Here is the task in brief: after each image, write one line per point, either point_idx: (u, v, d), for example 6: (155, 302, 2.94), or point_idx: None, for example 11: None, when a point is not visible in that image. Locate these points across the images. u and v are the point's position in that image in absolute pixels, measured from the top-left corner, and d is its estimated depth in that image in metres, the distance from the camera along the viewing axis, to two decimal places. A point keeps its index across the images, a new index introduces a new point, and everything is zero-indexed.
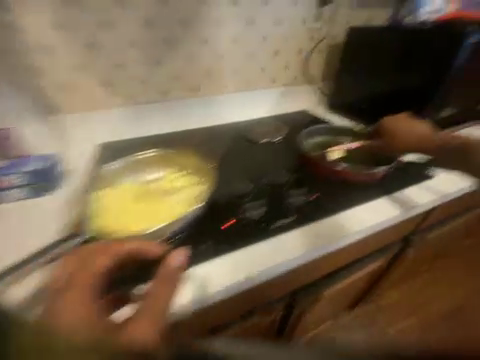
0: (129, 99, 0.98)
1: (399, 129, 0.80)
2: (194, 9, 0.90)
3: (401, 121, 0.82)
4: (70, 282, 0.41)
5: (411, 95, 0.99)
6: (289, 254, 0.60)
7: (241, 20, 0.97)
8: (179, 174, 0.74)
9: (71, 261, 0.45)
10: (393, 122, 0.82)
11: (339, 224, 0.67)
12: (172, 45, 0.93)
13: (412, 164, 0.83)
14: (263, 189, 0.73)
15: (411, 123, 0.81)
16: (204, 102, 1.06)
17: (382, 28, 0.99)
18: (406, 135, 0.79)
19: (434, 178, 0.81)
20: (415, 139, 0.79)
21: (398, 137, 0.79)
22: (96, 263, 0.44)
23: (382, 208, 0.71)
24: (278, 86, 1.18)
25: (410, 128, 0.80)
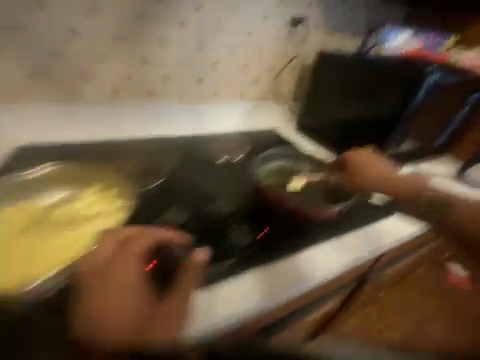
0: (65, 95, 0.81)
1: (361, 166, 0.74)
2: (151, 9, 0.80)
3: (363, 158, 0.75)
4: (108, 264, 0.40)
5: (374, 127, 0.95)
6: (249, 298, 0.53)
7: (205, 27, 0.90)
8: (97, 195, 0.64)
9: (106, 239, 0.44)
10: (355, 158, 0.75)
11: (288, 273, 0.58)
12: (123, 42, 0.81)
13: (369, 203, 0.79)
14: (203, 223, 0.63)
15: (373, 161, 0.75)
16: (160, 109, 0.96)
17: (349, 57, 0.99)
18: (367, 174, 0.73)
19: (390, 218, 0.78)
20: (376, 180, 0.73)
21: (359, 175, 0.73)
22: (136, 245, 0.43)
23: (333, 252, 0.65)
24: (246, 101, 1.12)
25: (372, 167, 0.74)
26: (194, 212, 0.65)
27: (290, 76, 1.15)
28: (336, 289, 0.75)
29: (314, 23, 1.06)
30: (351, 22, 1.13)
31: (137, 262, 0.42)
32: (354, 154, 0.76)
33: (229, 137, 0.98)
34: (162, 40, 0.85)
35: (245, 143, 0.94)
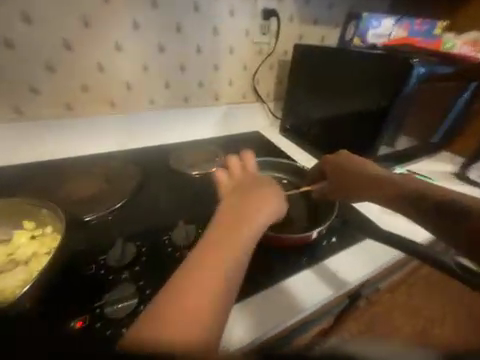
0: (16, 114, 0.73)
1: (341, 171, 0.60)
2: (99, 9, 0.70)
3: (342, 162, 0.61)
4: (239, 192, 0.49)
5: (361, 122, 0.78)
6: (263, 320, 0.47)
7: (166, 25, 0.79)
8: (35, 232, 0.48)
9: (234, 169, 0.57)
10: (332, 163, 0.62)
11: (274, 305, 0.49)
12: (73, 49, 0.72)
13: (357, 213, 0.68)
14: (156, 255, 0.50)
15: (356, 162, 0.60)
16: (126, 120, 0.87)
17: (322, 47, 0.84)
18: (348, 179, 0.59)
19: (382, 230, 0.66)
20: (358, 184, 0.57)
21: (339, 181, 0.60)
22: (248, 183, 0.51)
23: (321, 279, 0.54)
24: (222, 104, 1.03)
25: (353, 169, 0.59)
26: (149, 242, 0.53)
27: (268, 74, 1.06)
28: (325, 314, 0.66)
29: (289, 14, 0.96)
30: (333, 10, 1.03)
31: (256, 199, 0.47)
32: (331, 158, 0.63)
33: (203, 146, 0.92)
34: (116, 45, 0.76)
35: (219, 153, 0.87)
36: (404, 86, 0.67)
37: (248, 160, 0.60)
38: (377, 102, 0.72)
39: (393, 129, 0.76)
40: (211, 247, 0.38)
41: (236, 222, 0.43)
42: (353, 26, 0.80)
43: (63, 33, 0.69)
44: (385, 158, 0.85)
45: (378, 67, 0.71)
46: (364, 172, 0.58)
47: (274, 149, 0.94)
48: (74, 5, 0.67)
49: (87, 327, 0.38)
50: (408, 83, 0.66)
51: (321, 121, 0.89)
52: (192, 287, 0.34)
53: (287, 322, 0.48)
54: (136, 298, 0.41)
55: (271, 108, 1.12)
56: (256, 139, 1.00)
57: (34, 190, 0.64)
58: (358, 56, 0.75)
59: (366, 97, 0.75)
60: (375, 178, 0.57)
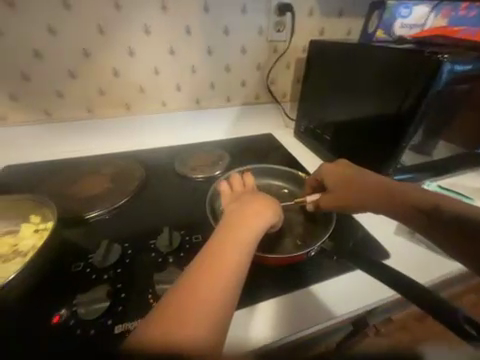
0: (45, 116, 0.80)
1: (344, 182, 0.57)
2: (113, 17, 0.73)
3: (345, 172, 0.58)
4: (240, 202, 0.50)
5: (379, 127, 0.68)
6: (281, 324, 0.45)
7: (176, 28, 0.80)
8: (37, 227, 0.53)
9: (235, 182, 0.58)
10: (332, 172, 0.59)
11: (298, 311, 0.47)
12: (91, 56, 0.76)
13: (364, 234, 0.60)
14: (139, 259, 0.51)
15: (359, 173, 0.57)
16: (140, 122, 0.90)
17: (336, 42, 0.76)
18: (352, 190, 0.55)
19: (390, 257, 0.56)
20: (365, 196, 0.54)
21: (343, 192, 0.56)
22: (248, 195, 0.52)
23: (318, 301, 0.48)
24: (235, 105, 0.99)
25: (356, 179, 0.56)
26: (136, 245, 0.54)
27: (284, 73, 0.99)
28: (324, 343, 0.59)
29: (309, 6, 0.89)
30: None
31: (253, 209, 0.47)
32: (331, 167, 0.60)
33: (211, 148, 0.91)
34: (129, 50, 0.79)
35: (225, 156, 0.85)
36: (437, 82, 0.54)
37: (248, 176, 0.61)
38: (399, 103, 0.62)
39: (420, 134, 0.65)
40: (212, 255, 0.39)
41: (233, 230, 0.43)
42: (375, 17, 0.70)
43: (82, 41, 0.74)
44: (413, 169, 0.72)
45: (396, 62, 0.61)
46: (372, 184, 0.54)
47: (283, 154, 0.88)
48: (91, 14, 0.71)
49: (62, 323, 0.41)
50: (442, 77, 0.54)
51: (336, 125, 0.80)
52: (195, 292, 0.36)
53: (307, 331, 0.45)
54: (109, 301, 0.43)
55: (287, 109, 1.06)
56: (268, 142, 0.95)
57: (51, 187, 0.70)
58: (376, 52, 0.65)
59: (385, 100, 0.65)
60: (387, 190, 0.53)
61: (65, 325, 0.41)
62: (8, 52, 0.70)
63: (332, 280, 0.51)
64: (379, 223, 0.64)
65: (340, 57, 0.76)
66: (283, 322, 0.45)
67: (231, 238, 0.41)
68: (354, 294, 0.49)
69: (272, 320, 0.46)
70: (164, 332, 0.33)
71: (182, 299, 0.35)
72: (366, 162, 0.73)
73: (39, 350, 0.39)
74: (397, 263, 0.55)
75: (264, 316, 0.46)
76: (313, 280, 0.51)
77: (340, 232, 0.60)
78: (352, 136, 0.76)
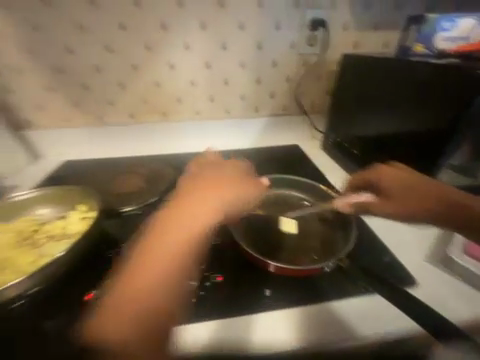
0: (97, 120, 0.93)
1: (401, 188, 0.56)
2: (160, 37, 0.83)
3: (401, 177, 0.57)
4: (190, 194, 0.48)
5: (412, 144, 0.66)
6: (303, 335, 0.45)
7: (213, 45, 0.87)
8: (83, 215, 0.62)
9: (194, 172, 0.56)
10: (388, 176, 0.57)
11: (321, 325, 0.46)
12: (139, 70, 0.87)
13: (388, 258, 0.57)
14: None
15: (415, 180, 0.56)
16: (174, 129, 0.98)
17: (371, 56, 0.75)
18: (408, 198, 0.55)
19: (416, 287, 0.52)
20: (422, 203, 0.55)
21: (398, 199, 0.56)
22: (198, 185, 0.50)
23: (328, 321, 0.47)
24: (263, 116, 1.02)
25: (414, 186, 0.56)
26: None
27: (314, 86, 1.00)
28: None
29: (343, 21, 0.89)
30: (399, 12, 0.90)
31: (203, 202, 0.46)
32: (387, 171, 0.58)
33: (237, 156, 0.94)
34: (170, 64, 0.88)
35: None
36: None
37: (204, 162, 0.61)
38: (436, 120, 0.61)
39: (462, 154, 0.61)
40: (154, 251, 0.39)
41: (179, 224, 0.42)
42: (412, 31, 0.66)
43: (133, 58, 0.85)
44: None
45: (435, 81, 0.61)
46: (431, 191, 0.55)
47: (307, 166, 0.88)
48: (142, 35, 0.82)
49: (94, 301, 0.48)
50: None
51: (364, 141, 0.78)
52: (133, 287, 0.36)
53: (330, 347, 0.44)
54: None
55: (315, 121, 1.05)
56: (293, 153, 0.95)
57: (95, 182, 0.80)
58: (411, 67, 0.65)
59: (421, 115, 0.64)
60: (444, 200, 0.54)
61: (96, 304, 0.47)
62: (75, 67, 0.83)
63: (356, 299, 0.50)
64: (406, 248, 0.60)
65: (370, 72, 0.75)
66: (304, 334, 0.45)
67: (175, 232, 0.41)
68: (369, 319, 0.47)
69: (294, 329, 0.46)
70: (102, 332, 0.33)
71: (120, 295, 0.35)
72: None
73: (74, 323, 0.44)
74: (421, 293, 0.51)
75: (284, 324, 0.46)
76: (327, 297, 0.50)
77: (361, 251, 0.58)
78: (382, 152, 0.74)
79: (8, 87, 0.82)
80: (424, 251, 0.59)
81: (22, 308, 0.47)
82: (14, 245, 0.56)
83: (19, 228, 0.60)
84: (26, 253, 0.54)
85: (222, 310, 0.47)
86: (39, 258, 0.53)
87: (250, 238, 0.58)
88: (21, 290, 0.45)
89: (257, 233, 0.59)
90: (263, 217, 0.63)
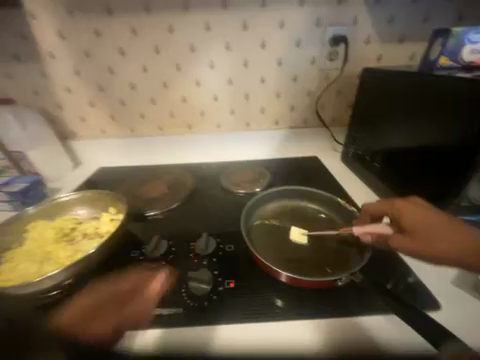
0: (130, 132, 1.03)
1: (425, 226, 0.49)
2: (187, 57, 0.91)
3: (425, 214, 0.50)
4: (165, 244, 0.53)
5: (433, 160, 0.63)
6: (310, 346, 0.44)
7: (236, 63, 0.93)
8: (113, 216, 0.69)
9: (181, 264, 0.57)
10: (408, 211, 0.51)
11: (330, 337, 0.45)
12: (168, 87, 0.96)
13: (407, 276, 0.54)
14: (179, 257, 0.59)
15: (440, 220, 0.49)
16: (197, 140, 1.04)
17: (391, 70, 0.74)
18: (433, 237, 0.48)
19: (440, 309, 0.48)
20: (449, 246, 0.46)
21: (421, 237, 0.48)
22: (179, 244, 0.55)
23: (340, 339, 0.45)
24: (282, 128, 1.05)
25: (439, 226, 0.48)
26: (180, 243, 0.64)
27: (334, 98, 1.00)
28: None
29: (366, 35, 0.90)
30: (426, 23, 0.88)
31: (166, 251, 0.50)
32: (404, 205, 0.53)
33: (255, 166, 0.97)
34: (196, 81, 0.95)
35: (266, 174, 0.90)
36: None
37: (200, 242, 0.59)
38: (461, 133, 0.57)
39: None
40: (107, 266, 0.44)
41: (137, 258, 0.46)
42: (436, 44, 0.64)
43: (163, 76, 0.94)
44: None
45: (455, 95, 0.58)
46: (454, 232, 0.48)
47: (325, 178, 0.87)
48: (172, 56, 0.90)
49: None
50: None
51: (386, 153, 0.76)
52: None
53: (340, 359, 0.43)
54: None
55: (335, 133, 1.05)
56: (311, 165, 0.96)
57: (125, 186, 0.88)
58: (429, 81, 0.63)
59: (444, 128, 0.61)
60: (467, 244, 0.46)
61: None
62: (114, 85, 0.94)
63: (370, 315, 0.48)
64: (430, 269, 0.56)
65: (388, 86, 0.75)
66: (311, 345, 0.45)
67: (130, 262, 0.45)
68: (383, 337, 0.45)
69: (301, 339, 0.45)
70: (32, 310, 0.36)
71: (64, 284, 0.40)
72: (423, 193, 0.67)
73: None
74: (446, 317, 0.47)
75: (291, 334, 0.46)
76: (340, 313, 0.48)
77: (378, 267, 0.56)
78: (402, 167, 0.71)
79: (59, 103, 0.96)
80: (450, 273, 0.55)
81: (58, 297, 0.53)
82: (55, 240, 0.64)
83: (59, 225, 0.67)
84: (64, 248, 0.61)
85: (231, 316, 0.48)
86: (74, 253, 0.59)
87: (263, 246, 0.59)
88: (59, 281, 0.51)
89: (271, 242, 0.61)
90: (278, 227, 0.64)
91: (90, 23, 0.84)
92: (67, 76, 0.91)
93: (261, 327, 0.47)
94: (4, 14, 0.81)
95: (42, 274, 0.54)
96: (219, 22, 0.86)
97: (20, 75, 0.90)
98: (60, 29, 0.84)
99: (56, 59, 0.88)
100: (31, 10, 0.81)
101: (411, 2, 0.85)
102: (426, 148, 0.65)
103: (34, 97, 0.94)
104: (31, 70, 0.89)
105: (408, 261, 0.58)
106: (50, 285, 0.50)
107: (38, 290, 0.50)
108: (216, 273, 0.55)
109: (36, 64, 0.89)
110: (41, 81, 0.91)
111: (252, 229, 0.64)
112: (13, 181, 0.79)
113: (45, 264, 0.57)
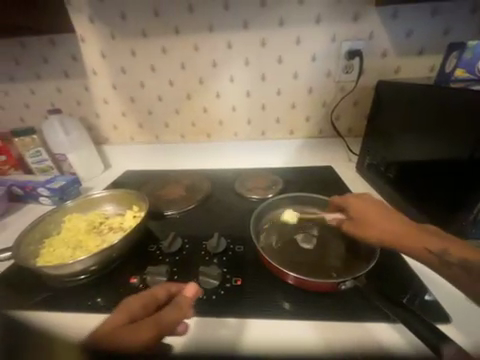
0: (155, 138, 1.13)
1: (366, 214, 0.58)
2: (209, 72, 0.99)
3: (368, 206, 0.60)
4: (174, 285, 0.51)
5: (447, 174, 0.63)
6: (313, 347, 0.45)
7: (253, 77, 0.99)
8: (135, 213, 0.76)
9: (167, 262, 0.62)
10: (356, 203, 0.62)
11: (335, 338, 0.46)
12: (191, 99, 1.04)
13: (417, 288, 0.54)
14: (192, 254, 0.64)
15: (377, 211, 0.58)
16: (215, 147, 1.11)
17: (407, 83, 0.75)
18: (373, 223, 0.56)
19: (449, 323, 0.48)
20: (382, 230, 0.54)
21: (363, 222, 0.57)
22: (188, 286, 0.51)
23: (343, 343, 0.45)
24: (296, 138, 1.08)
25: (375, 215, 0.57)
26: (193, 241, 0.68)
27: (349, 110, 1.01)
28: None
29: (382, 48, 0.91)
30: (447, 36, 0.88)
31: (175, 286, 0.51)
32: (353, 199, 0.63)
33: (269, 173, 1.01)
34: (216, 93, 1.03)
35: (278, 181, 0.93)
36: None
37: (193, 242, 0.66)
38: (475, 145, 0.57)
39: None
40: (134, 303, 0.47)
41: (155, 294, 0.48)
42: (452, 57, 0.64)
43: (187, 89, 1.03)
44: None
45: (472, 109, 0.58)
46: (386, 219, 0.56)
47: (338, 188, 0.88)
48: (197, 71, 0.99)
49: (134, 284, 0.58)
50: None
51: (400, 164, 0.76)
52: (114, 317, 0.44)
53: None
54: (165, 278, 0.57)
55: (350, 144, 1.05)
56: (324, 174, 0.97)
57: (148, 187, 0.96)
58: (444, 93, 0.64)
59: (458, 139, 0.61)
60: (393, 230, 0.54)
61: (137, 286, 0.57)
62: (143, 98, 1.05)
63: (379, 322, 0.48)
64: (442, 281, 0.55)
65: (402, 99, 0.76)
66: (314, 346, 0.45)
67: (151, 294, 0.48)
68: (390, 345, 0.45)
69: (304, 339, 0.46)
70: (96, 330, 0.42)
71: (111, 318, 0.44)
72: (438, 205, 0.65)
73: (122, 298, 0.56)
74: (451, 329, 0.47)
75: (294, 334, 0.47)
76: (344, 317, 0.49)
77: (385, 277, 0.56)
78: (415, 179, 0.71)
79: (97, 113, 1.09)
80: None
81: (84, 280, 0.60)
82: (86, 231, 0.72)
83: (89, 218, 0.76)
84: (92, 238, 0.69)
85: (235, 311, 0.51)
86: (101, 243, 0.67)
87: (271, 248, 0.62)
88: (88, 265, 0.58)
89: (278, 245, 0.63)
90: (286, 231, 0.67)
91: (127, 45, 0.96)
92: (105, 89, 1.04)
93: (265, 323, 0.49)
94: (60, 39, 0.97)
95: (74, 258, 0.61)
96: (240, 41, 0.93)
97: (68, 89, 1.05)
98: (103, 50, 0.98)
99: (97, 75, 1.02)
100: (81, 35, 0.95)
101: (430, 16, 0.86)
102: (440, 161, 0.64)
103: (77, 108, 1.08)
104: (77, 84, 1.04)
105: (419, 274, 0.57)
106: (79, 268, 0.58)
107: (70, 272, 0.58)
108: (225, 270, 0.59)
109: (82, 80, 1.03)
110: (84, 94, 1.05)
111: (261, 232, 0.67)
112: (54, 178, 0.90)
113: (76, 251, 0.66)
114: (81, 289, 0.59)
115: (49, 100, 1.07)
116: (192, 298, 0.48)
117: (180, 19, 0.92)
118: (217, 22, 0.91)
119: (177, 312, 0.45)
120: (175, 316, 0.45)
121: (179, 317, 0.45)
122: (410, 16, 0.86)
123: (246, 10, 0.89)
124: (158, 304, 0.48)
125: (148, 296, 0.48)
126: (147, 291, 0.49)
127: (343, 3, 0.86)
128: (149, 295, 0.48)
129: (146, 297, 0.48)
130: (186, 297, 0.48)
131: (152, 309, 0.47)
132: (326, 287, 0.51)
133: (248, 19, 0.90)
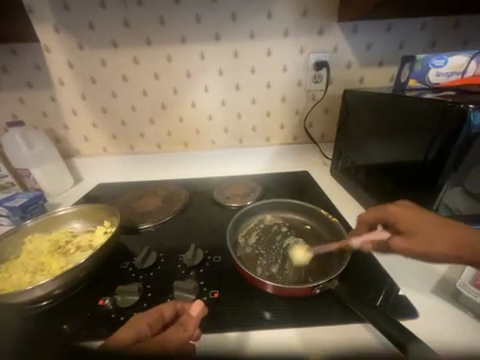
0: (130, 149, 1.09)
1: (419, 228, 0.51)
2: (184, 82, 0.99)
3: (417, 218, 0.52)
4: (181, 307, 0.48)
5: (409, 175, 0.67)
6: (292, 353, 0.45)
7: (228, 87, 1.00)
8: (106, 229, 0.71)
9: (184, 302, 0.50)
10: (404, 216, 0.53)
11: (314, 344, 0.46)
12: (166, 109, 1.03)
13: (387, 285, 0.56)
14: (167, 269, 0.62)
15: (430, 221, 0.51)
16: (193, 156, 1.10)
17: (366, 92, 0.81)
18: (430, 239, 0.50)
19: (416, 316, 0.50)
20: (440, 245, 0.49)
21: (418, 238, 0.51)
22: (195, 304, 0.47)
23: (320, 347, 0.46)
24: (273, 145, 1.10)
25: (428, 226, 0.50)
26: (170, 254, 0.66)
27: (321, 117, 1.07)
28: None
29: (347, 60, 0.98)
30: (402, 49, 0.97)
31: (183, 306, 0.48)
32: (399, 211, 0.54)
33: (248, 180, 1.01)
34: (192, 103, 1.02)
35: (257, 188, 0.94)
36: (468, 127, 0.53)
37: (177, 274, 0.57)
38: (426, 149, 0.62)
39: (471, 178, 0.60)
40: (142, 320, 0.43)
41: (161, 312, 0.45)
42: (406, 68, 0.70)
43: (161, 99, 1.01)
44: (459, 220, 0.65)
45: (418, 115, 0.63)
46: (444, 229, 0.50)
47: (314, 193, 0.91)
48: (171, 81, 0.99)
49: (105, 306, 0.54)
50: (474, 123, 0.53)
51: (368, 168, 0.82)
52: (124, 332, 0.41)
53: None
54: (137, 297, 0.54)
55: (324, 149, 1.10)
56: (301, 179, 1.00)
57: (121, 200, 0.91)
58: (397, 102, 0.69)
59: (412, 144, 0.66)
60: (461, 242, 0.48)
61: (107, 308, 0.54)
62: (116, 108, 1.02)
63: (354, 322, 0.49)
64: (410, 277, 0.59)
65: (368, 106, 0.80)
66: (292, 352, 0.45)
67: (158, 312, 0.45)
68: (364, 342, 0.46)
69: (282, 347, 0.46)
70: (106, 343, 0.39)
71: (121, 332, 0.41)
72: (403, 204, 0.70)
73: (90, 322, 0.52)
74: (419, 326, 0.49)
75: (273, 341, 0.47)
76: (323, 321, 0.49)
77: (360, 278, 0.58)
78: (384, 182, 0.76)
79: (65, 124, 1.03)
80: (430, 283, 0.57)
81: (46, 307, 0.55)
82: (49, 253, 0.66)
83: (54, 237, 0.70)
84: (57, 259, 0.64)
85: (213, 324, 0.49)
86: (67, 264, 0.62)
87: (249, 257, 0.62)
88: (50, 289, 0.53)
89: (256, 254, 0.63)
90: (264, 239, 0.67)
91: (97, 54, 0.93)
92: (74, 99, 1.00)
93: (244, 335, 0.48)
94: (21, 47, 0.91)
95: (34, 283, 0.56)
96: (213, 52, 0.95)
97: (31, 100, 0.99)
98: (70, 60, 0.94)
99: (64, 84, 0.97)
100: (46, 44, 0.91)
101: (386, 31, 0.94)
102: (403, 164, 0.69)
103: (43, 119, 1.02)
104: (41, 94, 0.98)
105: (390, 271, 0.60)
106: (39, 294, 0.52)
107: (28, 300, 0.52)
108: (202, 283, 0.57)
109: (47, 90, 0.98)
110: (51, 105, 1.00)
111: (240, 241, 0.67)
112: (16, 196, 0.83)
113: (38, 274, 0.60)
114: (41, 317, 0.53)
115: (10, 111, 1.00)
116: (197, 318, 0.45)
117: (151, 30, 0.91)
118: (189, 34, 0.92)
119: (183, 332, 0.42)
120: (181, 337, 0.41)
121: (185, 338, 0.42)
122: (369, 31, 0.94)
123: (217, 23, 0.91)
124: (164, 323, 0.45)
125: (155, 315, 0.44)
126: (154, 309, 0.46)
127: (309, 18, 0.91)
128: (154, 314, 0.44)
129: (152, 315, 0.44)
130: (191, 316, 0.45)
131: (158, 328, 0.44)
132: (303, 292, 0.52)
133: (220, 31, 0.92)
